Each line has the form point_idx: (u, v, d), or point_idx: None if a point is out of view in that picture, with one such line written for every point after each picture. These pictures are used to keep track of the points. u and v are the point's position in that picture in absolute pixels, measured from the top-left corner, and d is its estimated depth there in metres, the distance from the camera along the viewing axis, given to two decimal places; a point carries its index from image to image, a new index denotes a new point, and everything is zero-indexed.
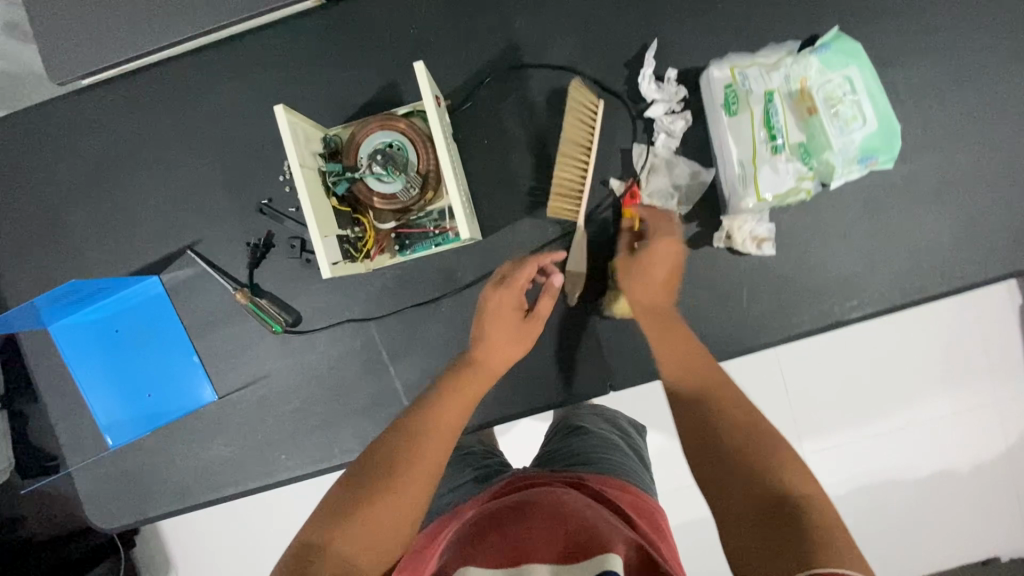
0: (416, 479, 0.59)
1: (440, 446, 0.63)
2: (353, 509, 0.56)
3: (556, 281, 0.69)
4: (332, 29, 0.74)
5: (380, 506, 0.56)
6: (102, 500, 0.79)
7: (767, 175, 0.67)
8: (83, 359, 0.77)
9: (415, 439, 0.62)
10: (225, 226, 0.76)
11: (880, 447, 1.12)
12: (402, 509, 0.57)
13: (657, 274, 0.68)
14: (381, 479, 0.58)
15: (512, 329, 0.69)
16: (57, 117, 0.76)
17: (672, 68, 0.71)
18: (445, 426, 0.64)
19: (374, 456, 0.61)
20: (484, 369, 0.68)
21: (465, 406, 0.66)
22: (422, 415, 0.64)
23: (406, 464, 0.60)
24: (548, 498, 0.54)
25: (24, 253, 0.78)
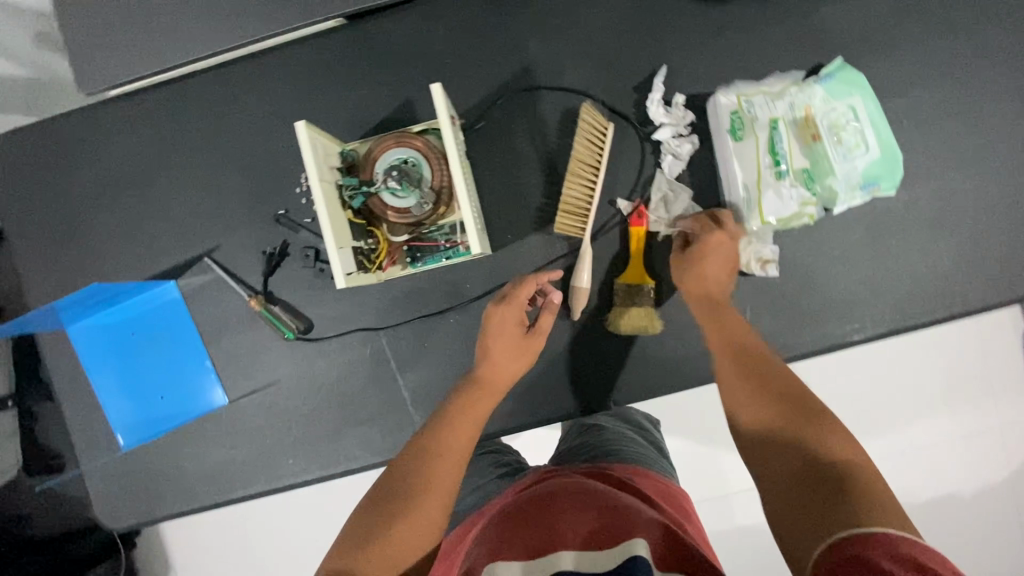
0: (437, 495, 0.61)
1: (454, 467, 0.64)
2: (383, 529, 0.58)
3: (556, 298, 0.71)
4: (351, 48, 0.76)
5: (405, 526, 0.58)
6: (111, 499, 0.80)
7: (771, 200, 0.70)
8: (98, 361, 0.79)
9: (429, 461, 0.63)
10: (242, 235, 0.78)
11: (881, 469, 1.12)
12: (428, 521, 0.60)
13: (714, 269, 0.68)
14: (404, 500, 0.60)
15: (515, 345, 0.71)
16: (82, 125, 0.79)
17: (679, 93, 0.73)
18: (458, 445, 0.66)
19: (394, 479, 0.62)
20: (491, 388, 0.69)
21: (476, 422, 0.68)
22: (434, 437, 0.65)
23: (427, 482, 0.62)
24: (570, 485, 0.60)
25: (45, 256, 0.80)
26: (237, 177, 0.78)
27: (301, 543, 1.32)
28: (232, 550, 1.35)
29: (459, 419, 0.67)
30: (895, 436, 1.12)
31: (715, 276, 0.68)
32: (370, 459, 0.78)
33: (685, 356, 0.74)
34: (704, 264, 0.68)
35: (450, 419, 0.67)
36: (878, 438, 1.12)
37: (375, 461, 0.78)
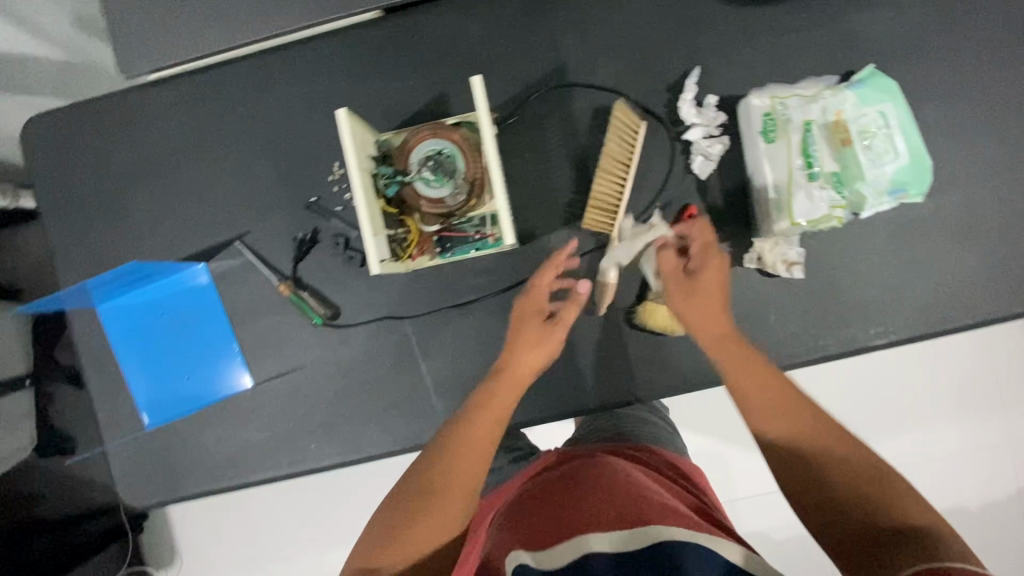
0: (456, 494, 0.65)
1: (471, 465, 0.66)
2: (410, 527, 0.63)
3: (583, 288, 0.70)
4: (388, 39, 0.77)
5: (426, 525, 0.63)
6: (135, 477, 0.81)
7: (802, 202, 0.68)
8: (127, 339, 0.80)
9: (445, 460, 0.66)
10: (273, 221, 0.79)
11: None
12: (447, 519, 0.64)
13: (708, 298, 0.67)
14: (426, 499, 0.64)
15: (539, 339, 0.70)
16: (119, 107, 0.80)
17: (712, 95, 0.74)
18: (476, 445, 0.66)
19: (416, 475, 0.66)
20: (514, 383, 0.69)
21: (497, 419, 0.68)
22: (454, 433, 0.67)
23: (446, 484, 0.65)
24: (602, 484, 0.62)
25: (78, 234, 0.81)
26: (270, 163, 0.79)
27: (309, 530, 1.33)
28: (241, 535, 1.36)
29: (480, 416, 0.67)
30: (907, 446, 1.12)
31: (717, 306, 0.67)
32: (392, 446, 0.79)
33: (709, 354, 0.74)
34: (703, 295, 0.67)
35: (471, 417, 0.67)
36: (889, 447, 1.12)
37: (397, 449, 0.79)
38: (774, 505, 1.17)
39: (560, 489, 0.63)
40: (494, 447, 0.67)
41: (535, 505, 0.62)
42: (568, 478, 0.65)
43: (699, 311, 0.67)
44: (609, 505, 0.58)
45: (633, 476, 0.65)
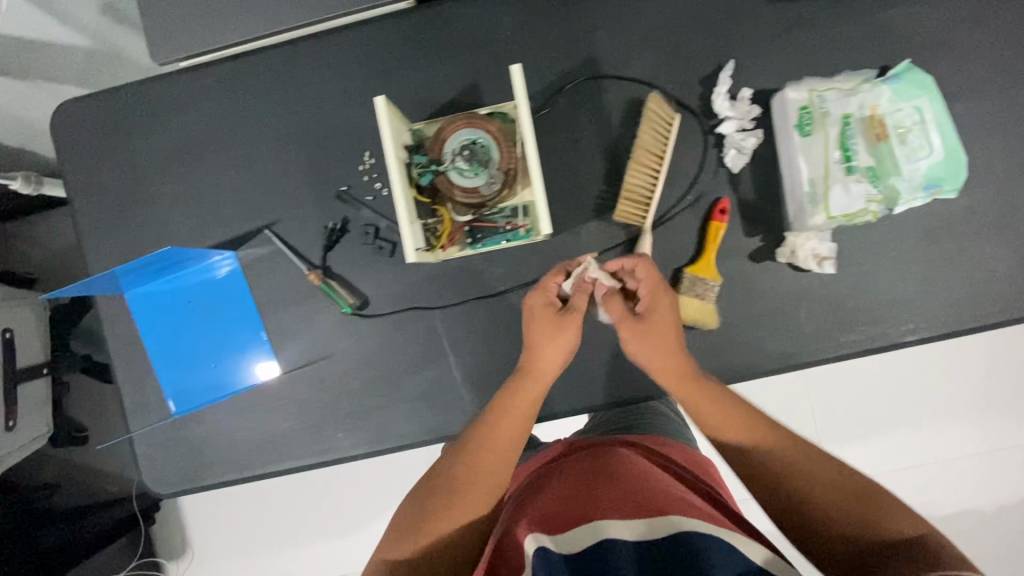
0: (479, 489, 0.67)
1: (495, 466, 0.68)
2: (436, 521, 0.66)
3: (591, 274, 0.67)
4: (420, 28, 0.77)
5: (452, 517, 0.66)
6: (160, 465, 0.81)
7: (839, 195, 0.69)
8: (154, 327, 0.81)
9: (469, 461, 0.67)
10: (303, 210, 0.79)
11: (909, 478, 1.12)
12: (471, 512, 0.67)
13: (664, 335, 0.68)
14: (452, 493, 0.67)
15: (554, 333, 0.69)
16: (149, 93, 0.80)
17: (746, 88, 0.73)
18: (503, 440, 0.68)
19: (441, 476, 0.68)
20: (538, 384, 0.69)
21: (524, 417, 0.69)
22: (478, 434, 0.68)
23: (471, 479, 0.67)
24: (620, 472, 0.64)
25: (107, 220, 0.81)
26: (301, 151, 0.79)
27: (321, 522, 1.34)
28: (253, 526, 1.36)
29: (507, 412, 0.68)
30: (925, 446, 1.12)
31: (664, 343, 0.68)
32: (418, 436, 0.79)
33: (738, 348, 0.75)
34: (646, 333, 0.68)
35: (499, 413, 0.69)
36: (906, 446, 1.12)
37: (424, 439, 0.79)
38: None
39: (578, 474, 0.65)
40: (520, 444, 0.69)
41: (543, 489, 0.64)
42: (584, 462, 0.67)
43: (647, 343, 0.68)
44: (622, 493, 0.60)
45: (647, 465, 0.67)
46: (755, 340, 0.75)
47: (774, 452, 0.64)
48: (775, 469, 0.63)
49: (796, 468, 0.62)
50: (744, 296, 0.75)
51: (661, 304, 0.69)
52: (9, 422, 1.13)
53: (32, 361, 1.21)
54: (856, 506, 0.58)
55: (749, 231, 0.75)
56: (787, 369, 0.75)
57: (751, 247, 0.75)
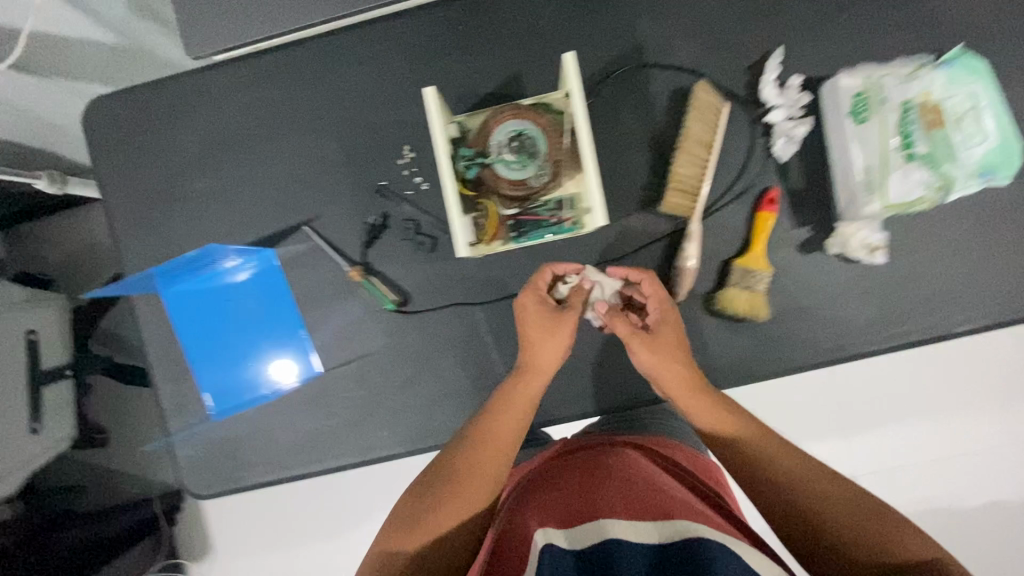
0: (477, 485, 0.64)
1: (495, 459, 0.66)
2: (430, 515, 0.62)
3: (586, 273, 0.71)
4: (460, 19, 0.76)
5: (449, 512, 0.62)
6: (201, 466, 0.80)
7: (897, 181, 0.67)
8: (190, 325, 0.79)
9: (469, 454, 0.65)
10: (342, 206, 0.78)
11: None
12: (468, 509, 0.63)
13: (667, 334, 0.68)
14: (449, 487, 0.63)
15: (548, 328, 0.69)
16: (184, 90, 0.78)
17: (795, 76, 0.72)
18: (503, 437, 0.67)
19: (439, 469, 0.65)
20: (539, 377, 0.69)
21: (523, 414, 0.68)
22: (479, 426, 0.67)
23: (470, 473, 0.64)
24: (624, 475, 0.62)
25: (143, 219, 0.80)
26: (340, 146, 0.77)
27: (345, 524, 1.32)
28: (272, 529, 1.34)
29: (506, 409, 0.68)
30: None
31: (675, 356, 0.67)
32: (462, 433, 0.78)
33: (787, 340, 0.74)
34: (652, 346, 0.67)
35: (498, 409, 0.68)
36: None
37: None
38: None
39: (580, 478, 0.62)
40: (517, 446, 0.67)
41: (547, 494, 0.61)
42: (586, 464, 0.65)
43: (655, 355, 0.67)
44: (628, 496, 0.58)
45: (654, 470, 0.65)
46: (804, 331, 0.74)
47: (783, 464, 0.61)
48: (784, 481, 0.59)
49: (807, 483, 0.59)
50: (793, 288, 0.74)
51: (671, 317, 0.69)
52: (36, 424, 1.11)
53: (58, 361, 1.18)
54: (870, 525, 0.54)
55: (797, 221, 0.74)
56: (839, 360, 0.74)
57: (800, 238, 0.74)
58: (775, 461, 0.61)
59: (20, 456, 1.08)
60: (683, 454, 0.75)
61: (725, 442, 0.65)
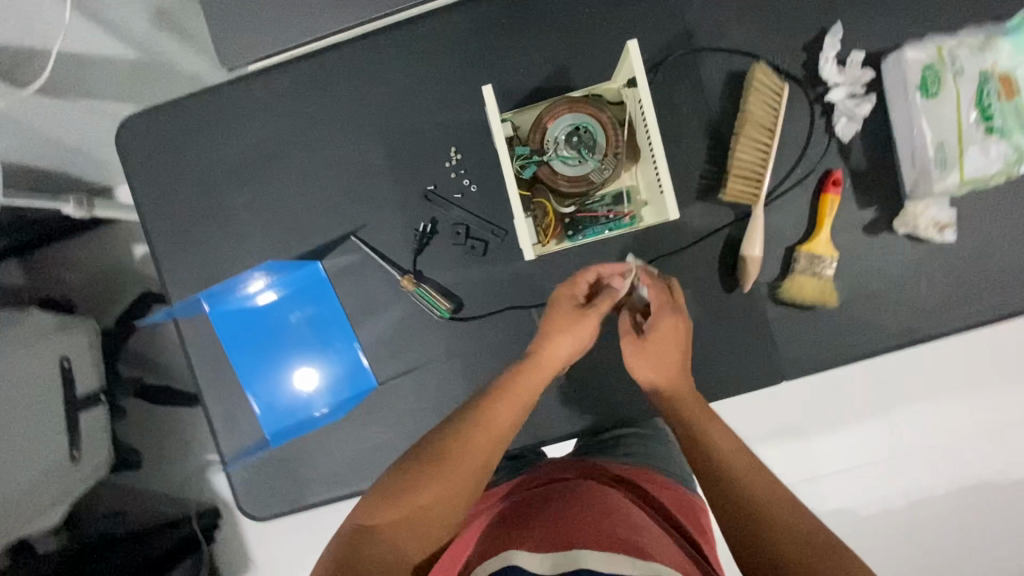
0: (461, 475, 0.60)
1: (485, 445, 0.62)
2: (408, 493, 0.59)
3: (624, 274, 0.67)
4: (502, 13, 0.73)
5: (430, 493, 0.59)
6: (257, 488, 0.78)
7: (974, 156, 0.65)
8: (241, 345, 0.77)
9: (463, 435, 0.62)
10: (390, 213, 0.75)
11: (987, 443, 1.12)
12: (446, 493, 0.59)
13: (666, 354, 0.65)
14: (432, 467, 0.60)
15: (570, 328, 0.66)
16: (220, 103, 0.76)
17: (856, 51, 0.70)
18: (497, 424, 0.63)
19: (427, 447, 0.62)
20: (544, 365, 0.66)
21: (521, 402, 0.65)
22: (480, 407, 0.63)
23: (454, 457, 0.61)
24: (592, 503, 0.57)
25: (184, 238, 0.77)
26: (384, 151, 0.75)
27: None
28: (312, 544, 1.32)
29: (504, 394, 0.64)
30: (1003, 409, 1.11)
31: (670, 375, 0.65)
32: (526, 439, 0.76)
33: (858, 326, 0.72)
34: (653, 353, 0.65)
35: (497, 392, 0.64)
36: (983, 411, 1.12)
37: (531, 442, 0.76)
38: (867, 477, 1.15)
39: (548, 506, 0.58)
40: (507, 436, 0.64)
41: (517, 514, 0.59)
42: (558, 491, 0.61)
43: (654, 362, 0.65)
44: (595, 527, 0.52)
45: (628, 499, 0.61)
46: (874, 316, 0.72)
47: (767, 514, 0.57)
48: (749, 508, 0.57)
49: (785, 538, 0.54)
50: (861, 271, 0.72)
51: (677, 334, 0.65)
52: (76, 451, 1.09)
53: (91, 387, 1.16)
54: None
55: (862, 203, 0.71)
56: (912, 344, 0.72)
57: (866, 220, 0.71)
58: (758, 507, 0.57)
59: (62, 484, 1.06)
60: (670, 493, 0.66)
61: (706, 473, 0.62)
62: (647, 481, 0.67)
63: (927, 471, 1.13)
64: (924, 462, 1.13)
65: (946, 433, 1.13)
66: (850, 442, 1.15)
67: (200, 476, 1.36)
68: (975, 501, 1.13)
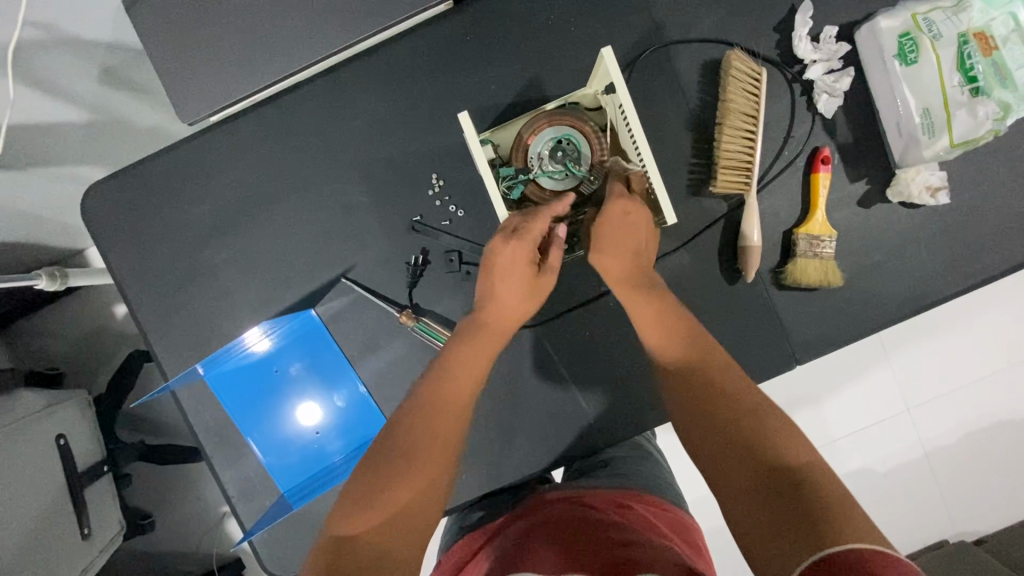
0: (432, 459, 0.59)
1: (451, 424, 0.61)
2: (383, 490, 0.56)
3: (562, 231, 0.66)
4: (467, 30, 0.70)
5: (406, 485, 0.57)
6: (278, 549, 0.74)
7: (962, 119, 0.64)
8: (243, 404, 0.74)
9: (428, 417, 0.60)
10: (380, 250, 0.73)
11: (992, 386, 1.13)
12: (428, 480, 0.58)
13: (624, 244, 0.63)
14: (403, 458, 0.58)
15: (524, 291, 0.65)
16: (188, 159, 0.73)
17: (829, 26, 0.69)
18: (456, 399, 0.62)
19: (391, 436, 0.60)
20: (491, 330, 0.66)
21: (477, 375, 0.64)
22: (436, 387, 0.62)
23: (422, 443, 0.59)
24: (582, 531, 0.57)
25: (168, 302, 0.74)
26: (365, 187, 0.73)
27: None
28: None
29: (456, 365, 0.63)
30: (1005, 350, 1.13)
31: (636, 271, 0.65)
32: (550, 457, 0.75)
33: (865, 300, 0.71)
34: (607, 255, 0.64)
35: (450, 368, 0.63)
36: (987, 356, 1.13)
37: (552, 460, 0.75)
38: (882, 436, 1.15)
39: (539, 536, 0.58)
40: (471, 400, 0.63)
41: (513, 550, 0.58)
42: (550, 519, 0.61)
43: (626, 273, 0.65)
44: (582, 552, 0.53)
45: (622, 521, 0.60)
46: (880, 288, 0.71)
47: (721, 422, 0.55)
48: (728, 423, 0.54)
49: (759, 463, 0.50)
50: (861, 246, 0.71)
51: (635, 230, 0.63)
52: (86, 529, 1.06)
53: (91, 460, 1.13)
54: (773, 503, 0.47)
55: (853, 176, 0.71)
56: (920, 311, 0.71)
57: (859, 193, 0.71)
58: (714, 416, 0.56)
59: (79, 563, 1.03)
60: (661, 512, 0.65)
61: (677, 377, 0.60)
62: (638, 501, 0.66)
63: (937, 421, 1.14)
64: (933, 414, 1.14)
65: (951, 381, 1.14)
66: (860, 405, 1.15)
67: (216, 530, 1.32)
68: (988, 445, 1.14)
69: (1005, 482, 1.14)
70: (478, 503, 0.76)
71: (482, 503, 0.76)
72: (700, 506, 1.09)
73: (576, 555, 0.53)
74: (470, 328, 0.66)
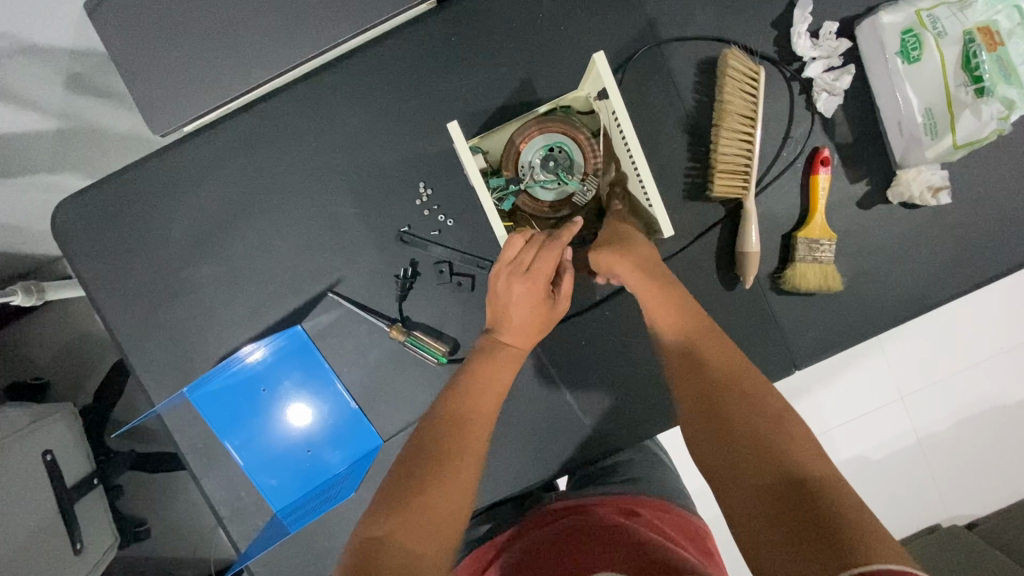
0: (460, 472, 0.55)
1: (482, 433, 0.59)
2: (415, 498, 0.52)
3: (568, 255, 0.65)
4: (450, 30, 0.67)
5: (438, 493, 0.53)
6: (275, 566, 0.73)
7: (966, 119, 0.62)
8: (231, 427, 0.72)
9: (456, 428, 0.58)
10: (367, 262, 0.71)
11: (984, 373, 1.13)
12: (458, 487, 0.54)
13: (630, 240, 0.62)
14: (433, 468, 0.54)
15: (536, 314, 0.63)
16: (163, 172, 0.69)
17: (829, 22, 0.67)
18: (484, 413, 0.60)
19: (422, 447, 0.56)
20: (513, 348, 0.64)
21: (499, 390, 0.62)
22: (459, 400, 0.60)
23: (450, 455, 0.56)
24: (592, 538, 0.55)
25: (148, 322, 0.71)
26: (350, 197, 0.70)
27: None
28: None
29: (480, 383, 0.61)
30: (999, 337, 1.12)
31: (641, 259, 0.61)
32: (548, 468, 0.74)
33: (867, 303, 0.70)
34: (608, 252, 0.61)
35: (472, 381, 0.61)
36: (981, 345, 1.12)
37: (550, 471, 0.74)
38: (876, 427, 1.14)
39: (556, 547, 0.56)
40: (492, 420, 0.60)
41: (529, 562, 0.56)
42: (561, 529, 0.60)
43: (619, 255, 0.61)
44: (596, 556, 0.51)
45: (631, 526, 0.58)
46: (882, 291, 0.69)
47: (727, 419, 0.49)
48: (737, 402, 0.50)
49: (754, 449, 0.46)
50: (862, 248, 0.69)
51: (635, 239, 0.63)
52: (78, 545, 1.04)
53: (80, 474, 1.10)
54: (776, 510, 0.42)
55: (853, 177, 0.69)
56: (921, 313, 0.70)
57: (859, 194, 0.69)
58: (721, 412, 0.50)
59: None
60: (672, 518, 0.63)
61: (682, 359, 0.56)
62: (646, 507, 0.64)
63: (930, 409, 1.13)
64: (925, 403, 1.14)
65: (942, 368, 1.13)
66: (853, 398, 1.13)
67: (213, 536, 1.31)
68: (980, 432, 1.14)
69: (999, 466, 1.14)
70: (483, 515, 0.75)
71: (488, 514, 0.74)
72: (702, 499, 1.09)
73: (589, 561, 0.51)
74: (488, 347, 0.64)
